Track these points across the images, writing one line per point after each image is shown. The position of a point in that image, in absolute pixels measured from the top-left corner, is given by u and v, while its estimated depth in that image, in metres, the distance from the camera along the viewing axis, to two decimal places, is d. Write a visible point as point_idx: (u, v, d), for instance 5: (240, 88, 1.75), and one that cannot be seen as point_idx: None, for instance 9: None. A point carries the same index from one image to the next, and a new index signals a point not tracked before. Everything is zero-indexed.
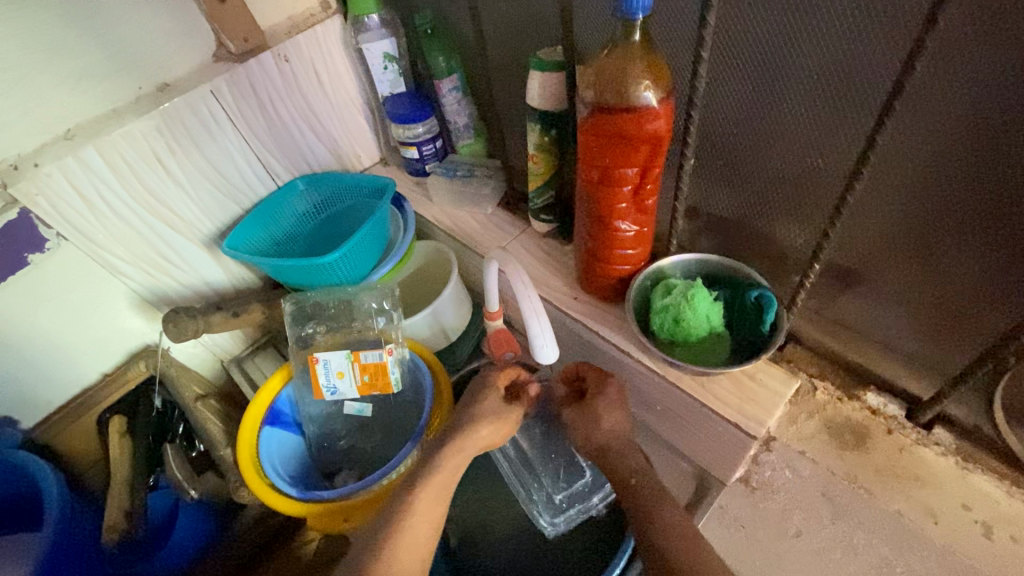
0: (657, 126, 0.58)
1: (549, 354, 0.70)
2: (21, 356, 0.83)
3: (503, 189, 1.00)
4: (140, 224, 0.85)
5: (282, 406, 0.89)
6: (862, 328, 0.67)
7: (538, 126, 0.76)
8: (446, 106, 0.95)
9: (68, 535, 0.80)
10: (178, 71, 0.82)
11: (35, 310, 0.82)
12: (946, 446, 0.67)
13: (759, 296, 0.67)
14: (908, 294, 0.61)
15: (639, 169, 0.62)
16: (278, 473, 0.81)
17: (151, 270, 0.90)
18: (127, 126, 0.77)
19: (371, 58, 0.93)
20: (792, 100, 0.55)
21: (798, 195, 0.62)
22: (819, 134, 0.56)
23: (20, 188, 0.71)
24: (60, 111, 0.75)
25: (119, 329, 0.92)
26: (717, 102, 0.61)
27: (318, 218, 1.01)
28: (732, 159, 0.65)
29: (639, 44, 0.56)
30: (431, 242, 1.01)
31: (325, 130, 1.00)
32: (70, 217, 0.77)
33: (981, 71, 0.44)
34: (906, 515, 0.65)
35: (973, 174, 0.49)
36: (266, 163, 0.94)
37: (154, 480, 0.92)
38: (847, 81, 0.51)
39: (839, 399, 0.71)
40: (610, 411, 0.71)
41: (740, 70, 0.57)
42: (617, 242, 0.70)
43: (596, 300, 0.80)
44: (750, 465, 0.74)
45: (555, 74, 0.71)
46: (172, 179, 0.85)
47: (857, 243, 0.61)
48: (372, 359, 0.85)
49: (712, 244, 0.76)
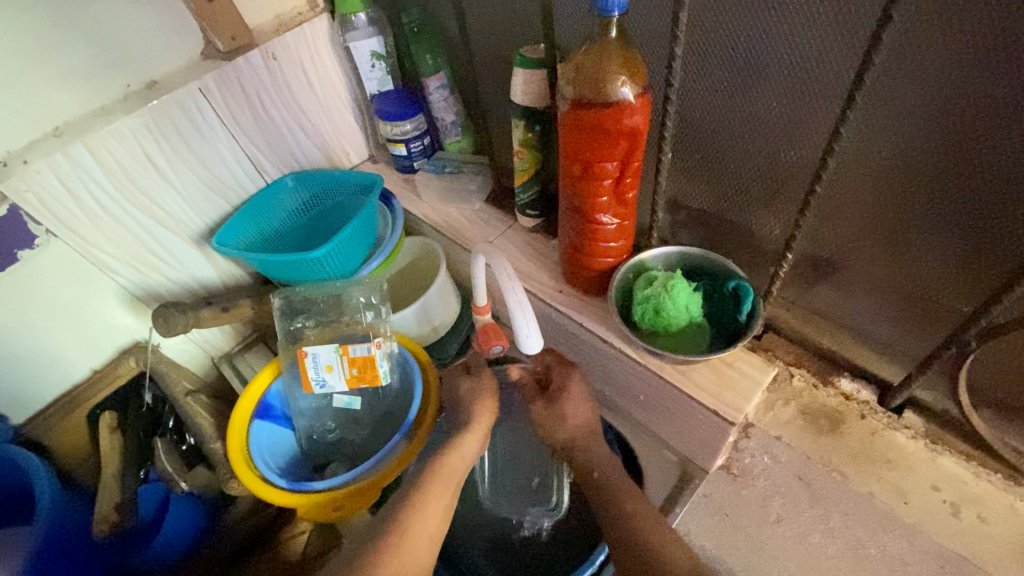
0: (635, 121, 0.59)
1: (533, 345, 0.71)
2: (11, 352, 0.84)
3: (491, 186, 1.02)
4: (129, 221, 0.86)
5: (272, 400, 0.90)
6: (836, 316, 0.70)
7: (522, 121, 0.77)
8: (433, 103, 0.97)
9: (60, 530, 0.78)
10: (166, 69, 0.83)
11: (25, 308, 0.83)
12: (916, 430, 0.69)
13: (736, 286, 0.69)
14: (877, 282, 0.63)
15: (619, 163, 0.63)
16: (268, 465, 0.83)
17: (141, 267, 0.91)
18: (116, 124, 0.78)
19: (359, 56, 0.94)
20: (765, 94, 0.57)
21: (771, 187, 0.64)
22: (790, 128, 0.58)
23: (10, 184, 0.72)
24: (47, 108, 0.75)
25: (110, 325, 0.93)
26: (694, 97, 0.63)
27: (307, 214, 1.03)
28: (708, 152, 0.66)
29: (616, 41, 0.58)
30: (419, 238, 1.03)
31: (312, 127, 1.01)
32: (59, 213, 0.78)
33: (936, 67, 0.47)
34: (877, 495, 0.68)
35: (933, 165, 0.51)
36: (255, 159, 0.95)
37: (145, 473, 0.94)
38: (815, 76, 0.53)
39: (815, 385, 0.74)
40: (575, 408, 0.74)
41: (715, 66, 0.59)
42: (599, 235, 0.71)
43: (580, 293, 0.82)
44: (731, 452, 0.77)
45: (538, 71, 0.72)
46: (161, 176, 0.86)
47: (828, 233, 0.63)
48: (360, 353, 0.86)
49: (692, 237, 0.78)
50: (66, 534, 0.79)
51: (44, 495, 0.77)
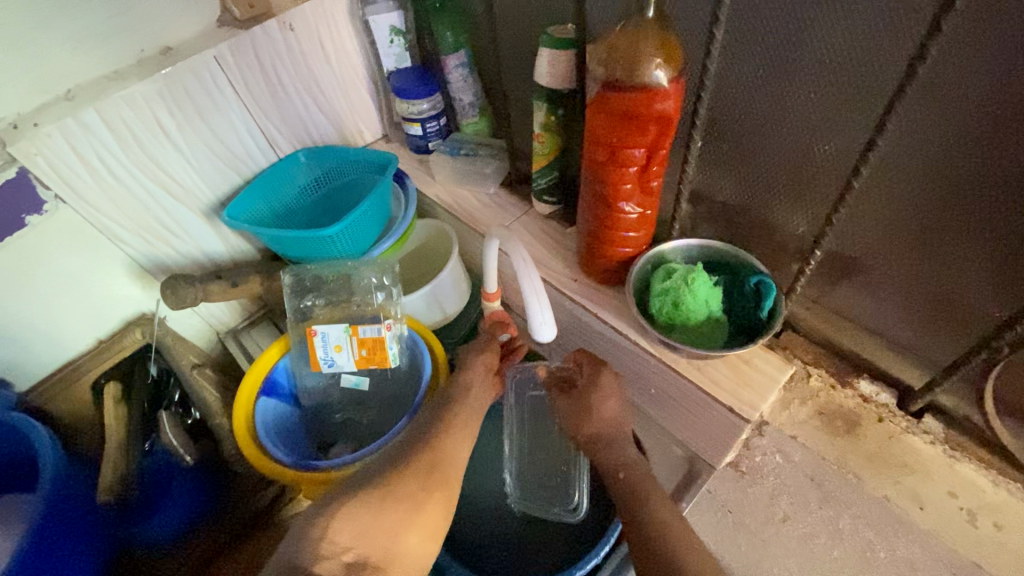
0: (666, 107, 0.57)
1: (546, 333, 0.70)
2: (16, 318, 0.83)
3: (507, 170, 1.00)
4: (139, 191, 0.84)
5: (278, 376, 0.89)
6: (859, 317, 0.68)
7: (545, 104, 0.76)
8: (452, 83, 0.95)
9: (66, 498, 0.76)
10: (181, 35, 0.81)
11: (33, 275, 0.81)
12: (935, 435, 0.68)
13: (758, 282, 0.68)
14: (905, 283, 0.61)
15: (645, 151, 0.62)
16: (273, 442, 0.82)
17: (150, 238, 0.90)
18: (129, 89, 0.76)
19: (378, 30, 0.93)
20: (803, 86, 0.55)
21: (802, 182, 0.62)
22: (827, 120, 0.56)
23: (19, 147, 0.70)
24: (60, 70, 0.73)
25: (116, 295, 0.92)
26: (728, 85, 0.61)
27: (320, 189, 1.01)
28: (738, 143, 0.65)
29: (652, 22, 0.56)
30: (432, 220, 1.01)
31: (327, 102, 0.99)
32: (69, 179, 0.76)
33: (990, 62, 0.45)
34: (893, 500, 0.67)
35: (976, 165, 0.50)
36: (268, 133, 0.94)
37: (149, 445, 0.93)
38: (859, 67, 0.51)
39: (832, 386, 0.72)
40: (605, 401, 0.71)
41: (754, 52, 0.57)
42: (619, 224, 0.70)
43: (595, 283, 0.80)
44: (742, 449, 0.76)
45: (565, 53, 0.70)
46: (172, 145, 0.84)
47: (858, 232, 0.61)
48: (370, 333, 0.84)
49: (712, 231, 0.76)
50: (72, 503, 0.77)
51: (48, 461, 0.76)
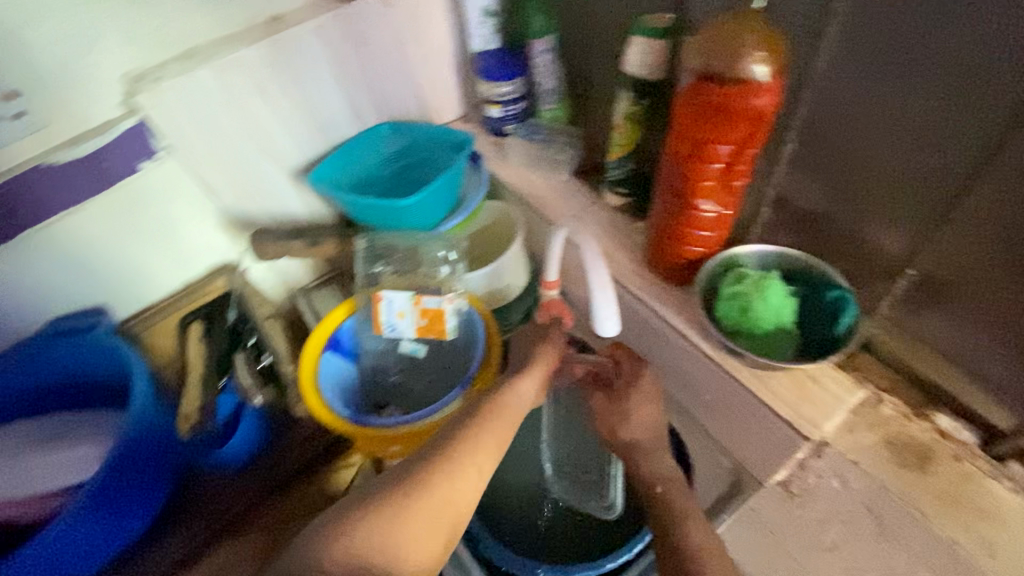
0: (762, 103, 0.55)
1: (610, 329, 0.67)
2: (121, 253, 0.92)
3: (582, 159, 1.00)
4: (237, 147, 0.92)
5: (342, 335, 0.92)
6: (946, 347, 0.64)
7: (631, 93, 0.75)
8: (537, 67, 0.95)
9: (151, 423, 0.83)
10: (287, 5, 0.87)
11: (140, 214, 0.91)
12: (1020, 483, 0.63)
13: (838, 296, 0.65)
14: (1004, 316, 0.57)
15: (734, 148, 0.60)
16: (333, 394, 0.87)
17: (243, 193, 0.97)
18: (239, 53, 0.83)
19: (471, 11, 0.95)
20: (910, 88, 0.52)
21: (898, 196, 0.59)
22: (934, 132, 0.53)
23: (142, 99, 0.80)
24: (182, 31, 0.81)
25: (207, 243, 1.01)
26: (830, 86, 0.58)
27: (399, 160, 1.05)
28: (832, 149, 0.62)
29: (756, 16, 0.55)
30: (500, 203, 1.03)
31: (413, 78, 1.02)
32: (180, 130, 0.85)
33: None
34: (962, 544, 0.62)
35: None
36: (356, 103, 0.99)
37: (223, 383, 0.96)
38: (978, 77, 0.48)
39: (907, 417, 0.68)
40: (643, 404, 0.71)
41: (862, 54, 0.54)
42: (694, 222, 0.68)
43: (660, 279, 0.79)
44: (796, 469, 0.71)
45: (657, 41, 0.69)
46: (270, 108, 0.91)
47: (955, 256, 0.57)
48: (432, 305, 0.88)
49: (792, 238, 0.73)
50: (155, 428, 0.84)
51: (139, 389, 0.83)
